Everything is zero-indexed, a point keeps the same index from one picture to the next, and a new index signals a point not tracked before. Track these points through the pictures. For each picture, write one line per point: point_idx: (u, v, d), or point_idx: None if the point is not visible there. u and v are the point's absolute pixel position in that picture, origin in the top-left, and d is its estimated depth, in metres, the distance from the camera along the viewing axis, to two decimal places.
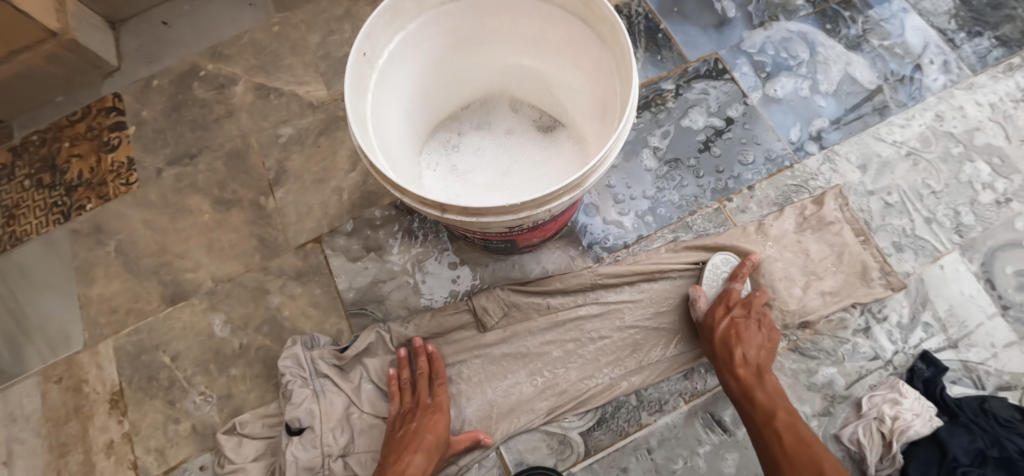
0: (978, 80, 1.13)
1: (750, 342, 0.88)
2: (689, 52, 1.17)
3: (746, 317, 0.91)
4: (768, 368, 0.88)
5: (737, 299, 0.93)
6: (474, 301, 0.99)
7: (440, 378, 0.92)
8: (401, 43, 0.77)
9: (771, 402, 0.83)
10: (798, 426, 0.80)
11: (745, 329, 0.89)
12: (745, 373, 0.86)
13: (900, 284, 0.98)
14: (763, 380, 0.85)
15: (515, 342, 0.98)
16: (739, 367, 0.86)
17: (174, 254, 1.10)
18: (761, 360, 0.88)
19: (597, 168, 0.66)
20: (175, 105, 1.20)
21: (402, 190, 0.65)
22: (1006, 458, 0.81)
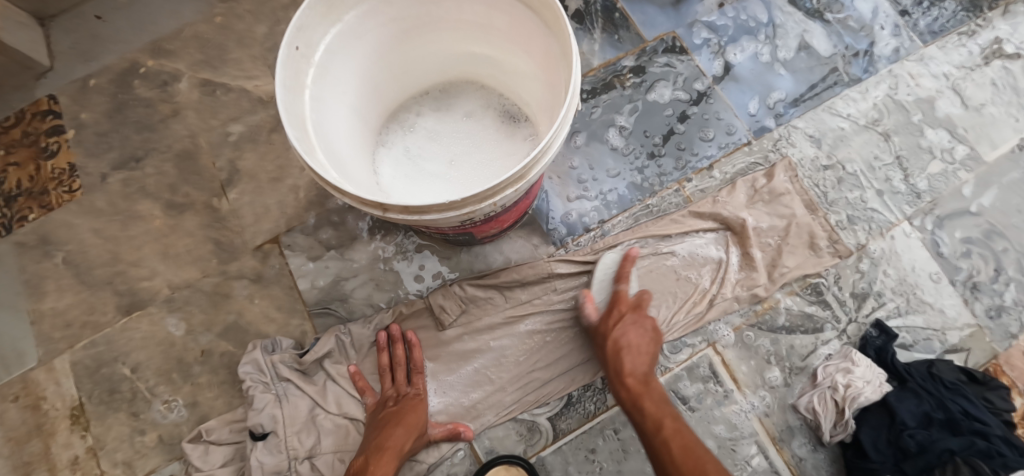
0: (929, 52, 1.15)
1: (637, 351, 0.87)
2: (647, 32, 1.16)
3: (634, 322, 0.89)
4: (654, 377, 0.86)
5: (627, 300, 0.92)
6: (430, 299, 0.99)
7: (422, 369, 0.95)
8: (341, 35, 0.74)
9: (658, 411, 0.81)
10: (684, 432, 0.78)
11: (628, 336, 0.88)
12: (632, 384, 0.84)
13: (847, 252, 1.02)
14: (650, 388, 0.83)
15: (484, 331, 0.98)
16: (626, 377, 0.84)
17: (127, 263, 1.07)
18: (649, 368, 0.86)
19: (541, 158, 0.64)
20: (117, 105, 1.15)
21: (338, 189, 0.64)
22: (950, 419, 0.85)
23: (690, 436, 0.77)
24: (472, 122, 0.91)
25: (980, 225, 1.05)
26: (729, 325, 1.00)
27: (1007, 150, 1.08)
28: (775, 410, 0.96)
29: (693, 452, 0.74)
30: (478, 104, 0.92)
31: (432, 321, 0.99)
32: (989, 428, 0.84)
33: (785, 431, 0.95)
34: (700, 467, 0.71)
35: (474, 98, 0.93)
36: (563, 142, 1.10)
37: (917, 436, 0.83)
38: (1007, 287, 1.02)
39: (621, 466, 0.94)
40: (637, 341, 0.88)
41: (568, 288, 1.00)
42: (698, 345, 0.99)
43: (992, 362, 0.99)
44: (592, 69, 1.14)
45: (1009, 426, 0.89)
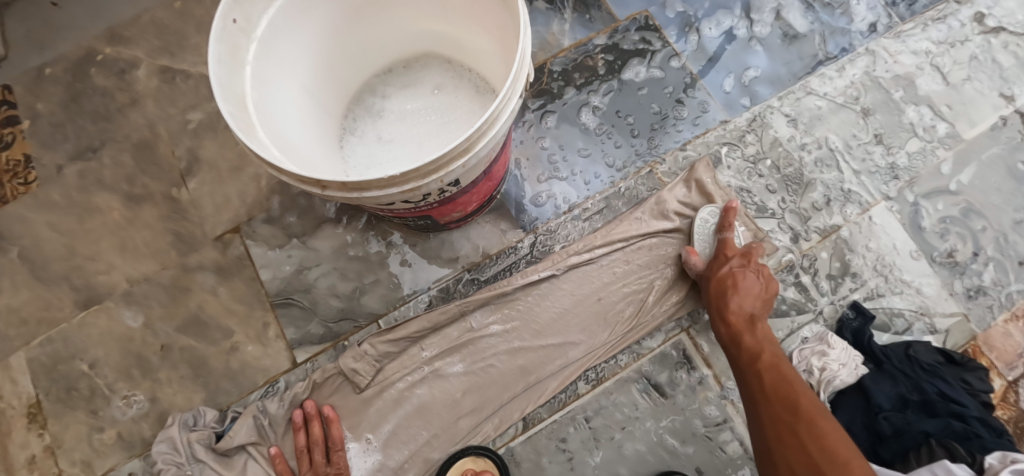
0: (906, 29, 1.12)
1: (745, 292, 0.86)
2: (619, 11, 1.13)
3: (743, 269, 0.88)
4: (762, 317, 0.86)
5: (735, 248, 0.90)
6: (340, 363, 0.92)
7: (339, 446, 0.88)
8: (285, 11, 0.72)
9: (759, 345, 0.82)
10: (782, 366, 0.79)
11: (740, 279, 0.87)
12: (735, 321, 0.85)
13: (771, 250, 0.98)
14: (755, 325, 0.84)
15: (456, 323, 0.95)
16: (732, 315, 0.85)
17: (84, 256, 1.03)
18: (757, 307, 0.86)
19: (487, 130, 0.60)
20: (72, 94, 1.11)
21: (272, 166, 0.61)
22: (926, 401, 0.83)
23: (788, 370, 0.78)
24: (441, 97, 0.87)
25: (958, 204, 1.02)
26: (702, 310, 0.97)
27: (986, 128, 1.06)
28: None
29: (790, 386, 0.76)
30: (446, 78, 0.88)
31: (348, 383, 0.93)
32: (967, 409, 0.82)
33: None
34: (794, 400, 0.74)
35: (442, 72, 0.89)
36: (533, 125, 1.07)
37: (892, 419, 0.81)
38: (986, 267, 1.00)
39: (593, 456, 0.92)
40: (744, 286, 0.86)
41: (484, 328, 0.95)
42: (672, 331, 0.97)
43: (971, 343, 0.97)
44: (562, 50, 1.11)
45: (987, 407, 0.87)
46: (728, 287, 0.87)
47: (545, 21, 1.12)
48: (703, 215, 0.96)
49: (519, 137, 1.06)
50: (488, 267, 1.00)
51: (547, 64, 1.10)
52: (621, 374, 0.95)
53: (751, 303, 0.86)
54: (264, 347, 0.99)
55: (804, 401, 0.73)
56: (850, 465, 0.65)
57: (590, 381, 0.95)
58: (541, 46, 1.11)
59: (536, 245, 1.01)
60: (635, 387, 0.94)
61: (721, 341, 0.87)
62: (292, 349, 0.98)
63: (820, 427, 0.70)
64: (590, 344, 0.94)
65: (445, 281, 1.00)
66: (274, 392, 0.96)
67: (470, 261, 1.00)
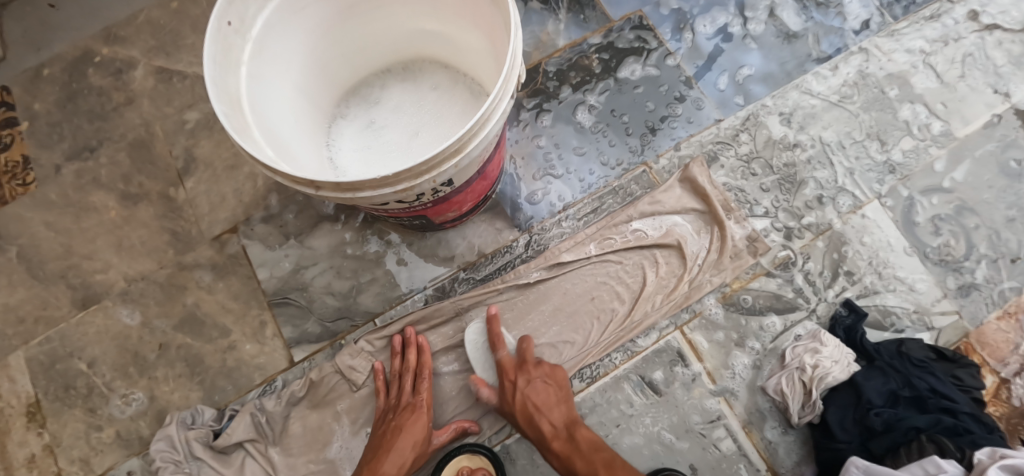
0: (899, 28, 1.13)
1: (550, 407, 0.85)
2: (613, 11, 1.13)
3: (529, 382, 0.87)
4: (581, 424, 0.84)
5: (512, 363, 0.89)
6: (337, 362, 0.94)
7: (427, 373, 0.90)
8: (279, 10, 0.72)
9: (590, 468, 0.77)
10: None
11: (532, 396, 0.85)
12: (559, 448, 0.81)
13: (764, 250, 0.99)
14: (577, 445, 0.80)
15: (453, 322, 0.96)
16: (552, 441, 0.82)
17: (81, 256, 1.04)
18: (569, 417, 0.85)
19: (479, 130, 0.61)
20: (69, 94, 1.11)
21: (265, 166, 0.61)
22: (917, 397, 0.84)
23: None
24: (436, 95, 0.88)
25: (952, 202, 1.03)
26: (697, 307, 0.98)
27: (979, 126, 1.07)
28: (744, 393, 0.94)
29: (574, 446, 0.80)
30: (441, 77, 0.89)
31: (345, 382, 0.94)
32: (958, 405, 0.83)
33: (754, 413, 0.93)
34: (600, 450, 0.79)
35: (438, 72, 0.89)
36: (528, 124, 1.08)
37: (883, 415, 0.82)
38: (979, 264, 1.00)
39: None
40: (543, 404, 0.85)
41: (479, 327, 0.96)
42: (666, 329, 0.97)
43: (963, 340, 0.97)
44: (557, 50, 1.11)
45: (978, 403, 0.87)
46: (530, 410, 0.84)
47: (540, 21, 1.13)
48: (471, 332, 0.94)
49: (514, 136, 1.07)
50: (484, 266, 1.00)
51: (541, 64, 1.11)
52: (616, 372, 0.96)
53: (557, 418, 0.84)
54: (260, 346, 0.99)
55: None
56: None
57: (584, 379, 0.95)
58: (536, 46, 1.12)
59: (531, 244, 1.01)
60: (630, 385, 0.95)
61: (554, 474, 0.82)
62: (289, 348, 0.99)
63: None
64: (584, 343, 0.95)
65: (440, 280, 1.00)
66: (271, 390, 0.97)
67: (466, 259, 1.01)
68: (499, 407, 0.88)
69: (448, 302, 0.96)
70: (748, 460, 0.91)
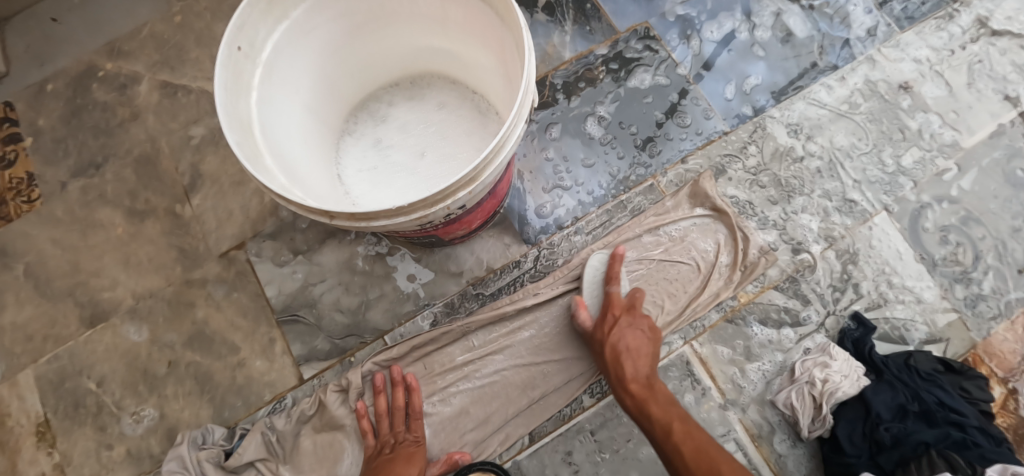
0: (905, 37, 1.13)
1: (637, 355, 0.86)
2: (618, 22, 1.13)
3: (629, 324, 0.88)
4: (657, 380, 0.85)
5: (620, 303, 0.91)
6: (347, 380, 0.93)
7: (418, 415, 0.90)
8: (288, 33, 0.72)
9: (665, 415, 0.80)
10: (696, 436, 0.77)
11: (624, 339, 0.86)
12: (637, 389, 0.83)
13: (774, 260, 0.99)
14: (654, 392, 0.83)
15: (462, 340, 0.97)
16: (631, 383, 0.83)
17: (88, 273, 1.03)
18: (650, 369, 0.86)
19: (493, 158, 0.61)
20: (73, 110, 1.11)
21: (277, 196, 0.61)
22: (926, 411, 0.84)
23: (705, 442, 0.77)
24: (442, 114, 0.88)
25: (959, 213, 1.03)
26: (706, 321, 0.98)
27: (985, 136, 1.07)
28: (753, 407, 0.94)
29: (708, 453, 0.75)
30: (449, 94, 0.89)
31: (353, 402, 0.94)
32: (966, 419, 0.83)
33: (764, 427, 0.93)
34: (713, 466, 0.73)
35: (446, 88, 0.89)
36: (536, 137, 1.07)
37: (892, 430, 0.82)
38: (985, 275, 1.01)
39: (599, 468, 0.93)
40: (629, 348, 0.86)
41: (488, 345, 0.96)
42: (675, 343, 0.97)
43: (970, 351, 0.98)
44: (563, 62, 1.11)
45: (987, 416, 0.88)
46: (613, 355, 0.86)
47: (546, 33, 1.12)
48: (591, 263, 0.97)
49: (521, 150, 1.07)
50: (493, 281, 1.01)
51: (548, 77, 1.10)
52: None
53: (637, 371, 0.84)
54: (270, 362, 0.99)
55: (723, 468, 0.72)
56: None
57: (594, 394, 0.96)
58: (542, 59, 1.11)
59: (539, 260, 1.01)
60: None
61: (628, 413, 0.84)
62: (298, 365, 0.99)
63: None
64: (593, 358, 0.95)
65: (450, 296, 1.00)
66: (281, 407, 0.97)
67: (475, 275, 1.01)
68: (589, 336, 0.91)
69: (457, 323, 0.96)
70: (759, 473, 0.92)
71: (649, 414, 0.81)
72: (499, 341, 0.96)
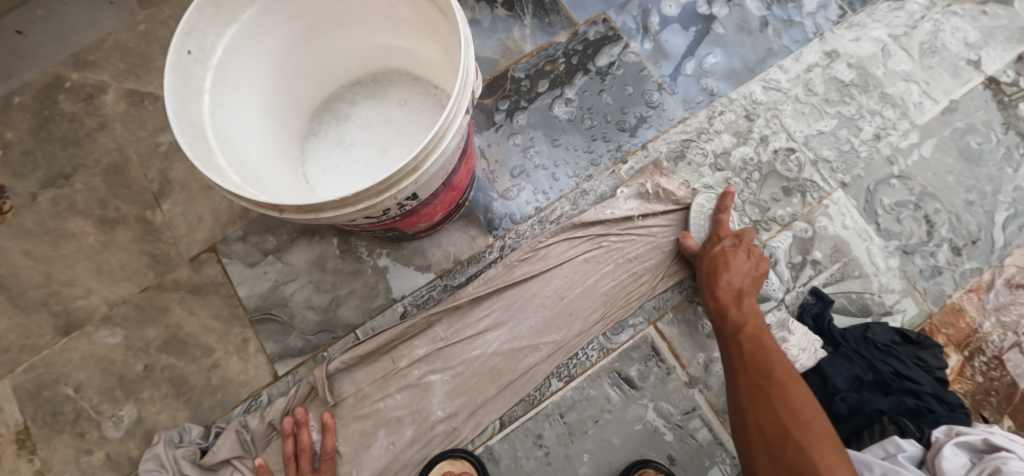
0: (858, 19, 1.15)
1: (736, 271, 0.91)
2: (577, 14, 1.14)
3: (735, 249, 0.93)
4: (751, 294, 0.91)
5: None
6: (312, 377, 0.95)
7: (329, 456, 0.90)
8: (239, 37, 0.74)
9: (739, 318, 0.87)
10: (762, 338, 0.85)
11: (737, 263, 0.92)
12: (723, 295, 0.90)
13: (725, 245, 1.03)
14: (740, 300, 0.89)
15: (431, 333, 0.98)
16: (721, 290, 0.90)
17: (61, 282, 1.04)
18: (746, 283, 0.91)
19: (434, 148, 0.63)
20: (41, 122, 1.12)
21: (227, 193, 0.63)
22: (880, 380, 0.87)
23: (766, 341, 0.85)
24: (410, 106, 0.89)
25: (913, 189, 1.06)
26: (668, 303, 1.01)
27: (937, 113, 1.09)
28: (718, 384, 0.97)
29: (766, 353, 0.83)
30: (410, 89, 0.90)
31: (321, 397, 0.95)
32: (920, 386, 0.86)
33: (728, 403, 0.96)
34: (769, 365, 0.81)
35: (408, 83, 0.91)
36: (498, 129, 1.09)
37: (849, 399, 0.85)
38: (941, 247, 1.04)
39: (569, 450, 0.95)
40: (741, 268, 0.91)
41: (453, 336, 0.98)
42: (639, 325, 1.00)
43: (927, 322, 1.01)
44: (524, 55, 1.12)
45: (942, 383, 0.91)
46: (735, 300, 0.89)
47: (506, 28, 1.13)
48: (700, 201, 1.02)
49: (485, 141, 1.08)
50: (460, 273, 1.03)
51: (509, 71, 1.11)
52: (592, 369, 0.98)
53: (743, 283, 0.91)
54: (244, 362, 1.01)
55: (778, 365, 0.81)
56: (801, 407, 0.76)
57: (562, 378, 0.98)
58: (503, 53, 1.12)
59: (504, 250, 1.03)
60: (608, 382, 0.97)
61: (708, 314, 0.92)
62: (272, 363, 1.01)
63: (790, 392, 0.78)
64: (562, 346, 0.97)
65: (419, 289, 1.02)
66: (255, 406, 0.99)
67: (442, 267, 1.03)
68: None
69: (422, 316, 0.98)
70: (724, 449, 0.94)
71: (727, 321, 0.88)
72: (463, 332, 0.98)
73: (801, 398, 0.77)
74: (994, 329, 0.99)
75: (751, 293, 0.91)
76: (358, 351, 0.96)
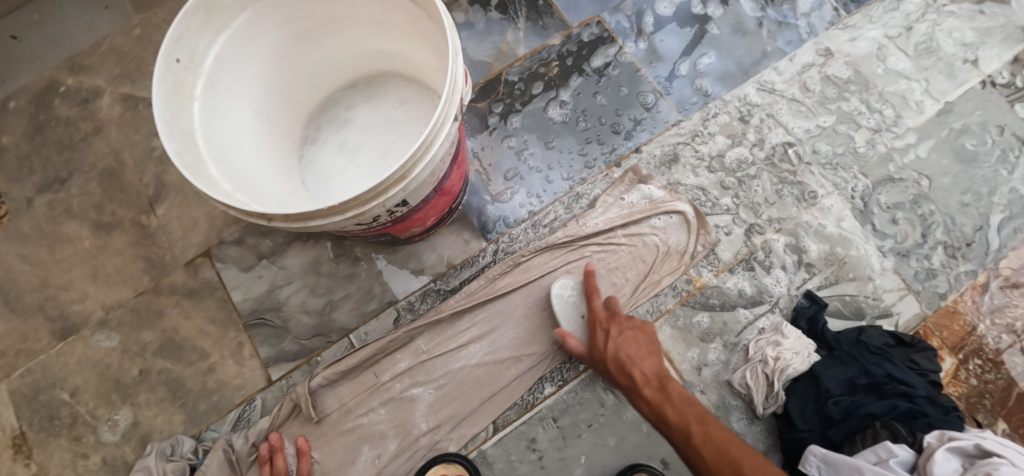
0: (853, 21, 1.15)
1: (640, 358, 0.86)
2: (571, 17, 1.14)
3: (618, 333, 0.89)
4: (673, 378, 0.83)
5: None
6: (294, 394, 0.95)
7: None
8: (229, 43, 0.74)
9: (681, 415, 0.78)
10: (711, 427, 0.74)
11: (623, 348, 0.87)
12: (651, 394, 0.82)
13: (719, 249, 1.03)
14: (669, 395, 0.80)
15: (420, 342, 0.99)
16: (645, 388, 0.82)
17: (57, 287, 1.05)
18: (661, 370, 0.84)
19: (422, 156, 0.63)
20: (37, 126, 1.12)
21: (216, 202, 0.63)
22: (874, 383, 0.86)
23: (728, 434, 0.73)
24: (404, 110, 0.89)
25: (907, 191, 1.06)
26: (662, 307, 1.01)
27: (932, 115, 1.09)
28: (712, 388, 0.97)
29: (733, 450, 0.71)
30: (404, 92, 0.90)
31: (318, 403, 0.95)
32: (914, 389, 0.86)
33: (721, 407, 0.96)
34: (738, 464, 0.69)
35: (401, 87, 0.91)
36: (492, 133, 1.09)
37: (841, 403, 0.85)
38: (935, 249, 1.03)
39: (563, 453, 0.95)
40: (634, 354, 0.86)
41: (448, 342, 0.98)
42: None
43: (921, 325, 1.01)
44: (517, 59, 1.12)
45: (935, 386, 0.91)
46: (670, 397, 0.80)
47: (500, 31, 1.13)
48: (557, 290, 0.97)
49: (478, 145, 1.08)
50: (453, 276, 1.03)
51: (503, 74, 1.11)
52: (586, 373, 0.98)
53: (649, 368, 0.85)
54: (239, 366, 1.01)
55: (747, 463, 0.68)
56: None
57: (556, 382, 0.98)
58: (497, 56, 1.12)
59: (497, 254, 1.03)
60: (601, 386, 0.97)
61: (647, 420, 0.82)
62: (267, 367, 1.01)
63: None
64: (555, 351, 0.97)
65: (412, 293, 1.02)
66: (250, 410, 0.99)
67: (436, 271, 1.03)
68: (587, 358, 0.91)
69: (402, 331, 0.98)
70: None
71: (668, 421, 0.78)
72: (446, 345, 0.98)
73: None
74: (988, 332, 0.99)
75: (673, 380, 0.84)
76: (339, 368, 0.96)
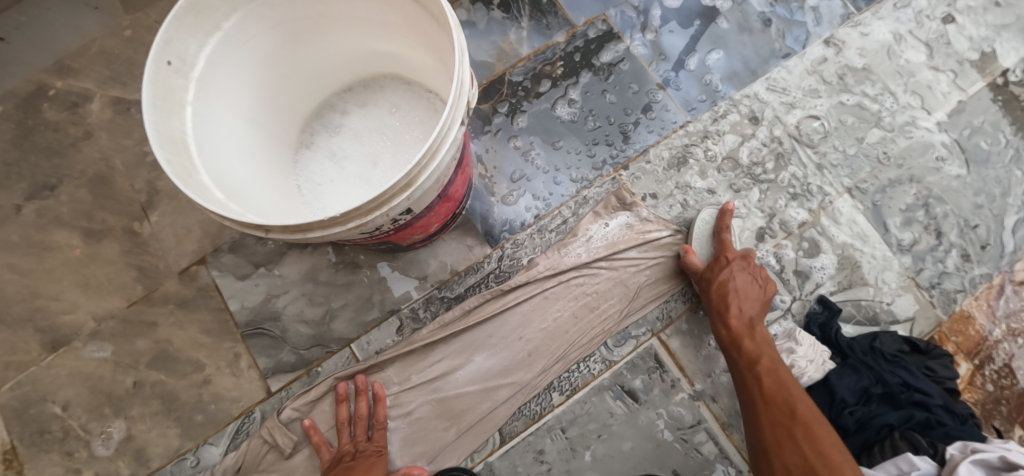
0: (862, 19, 1.12)
1: (745, 297, 0.89)
2: (575, 15, 1.11)
3: (742, 268, 0.91)
4: (760, 320, 0.88)
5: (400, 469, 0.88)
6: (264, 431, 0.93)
7: None
8: (220, 45, 0.71)
9: (757, 351, 0.85)
10: (779, 372, 0.83)
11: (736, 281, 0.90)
12: (737, 326, 0.88)
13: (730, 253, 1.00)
14: (754, 332, 0.87)
15: (412, 359, 0.96)
16: (734, 320, 0.88)
17: (47, 297, 1.01)
18: (754, 312, 0.89)
19: (428, 163, 0.60)
20: (24, 131, 1.08)
21: (210, 212, 0.60)
22: (889, 393, 0.84)
23: (784, 374, 0.82)
24: (403, 114, 0.87)
25: (921, 193, 1.03)
26: (671, 314, 0.98)
27: (944, 115, 1.07)
28: (723, 396, 0.94)
29: (787, 389, 0.81)
30: (403, 95, 0.87)
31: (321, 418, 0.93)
32: (930, 398, 0.84)
33: (733, 416, 0.94)
34: (791, 403, 0.79)
35: (399, 90, 0.88)
36: (496, 135, 1.06)
37: (857, 413, 0.83)
38: (950, 252, 1.01)
39: (570, 465, 0.93)
40: (745, 290, 0.89)
41: (452, 352, 0.95)
42: (642, 337, 0.97)
43: (936, 330, 0.98)
44: (521, 59, 1.09)
45: (952, 393, 0.88)
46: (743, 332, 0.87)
47: (502, 30, 1.10)
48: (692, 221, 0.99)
49: (482, 148, 1.05)
50: (457, 283, 1.00)
51: (505, 75, 1.08)
52: (595, 382, 0.95)
53: (750, 309, 0.89)
54: (235, 378, 0.98)
55: (800, 405, 0.79)
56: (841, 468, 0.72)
57: (564, 392, 0.95)
58: (498, 56, 1.09)
59: (502, 260, 1.01)
60: (610, 395, 0.95)
61: (720, 341, 0.90)
62: (265, 378, 0.98)
63: (812, 429, 0.76)
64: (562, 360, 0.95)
65: (416, 301, 1.00)
66: (249, 422, 0.96)
67: (439, 278, 1.00)
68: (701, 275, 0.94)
69: (372, 362, 0.95)
70: (730, 462, 0.92)
71: (743, 353, 0.86)
72: (422, 375, 0.95)
73: (828, 441, 0.75)
74: (1003, 337, 0.97)
75: (760, 321, 0.89)
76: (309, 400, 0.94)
